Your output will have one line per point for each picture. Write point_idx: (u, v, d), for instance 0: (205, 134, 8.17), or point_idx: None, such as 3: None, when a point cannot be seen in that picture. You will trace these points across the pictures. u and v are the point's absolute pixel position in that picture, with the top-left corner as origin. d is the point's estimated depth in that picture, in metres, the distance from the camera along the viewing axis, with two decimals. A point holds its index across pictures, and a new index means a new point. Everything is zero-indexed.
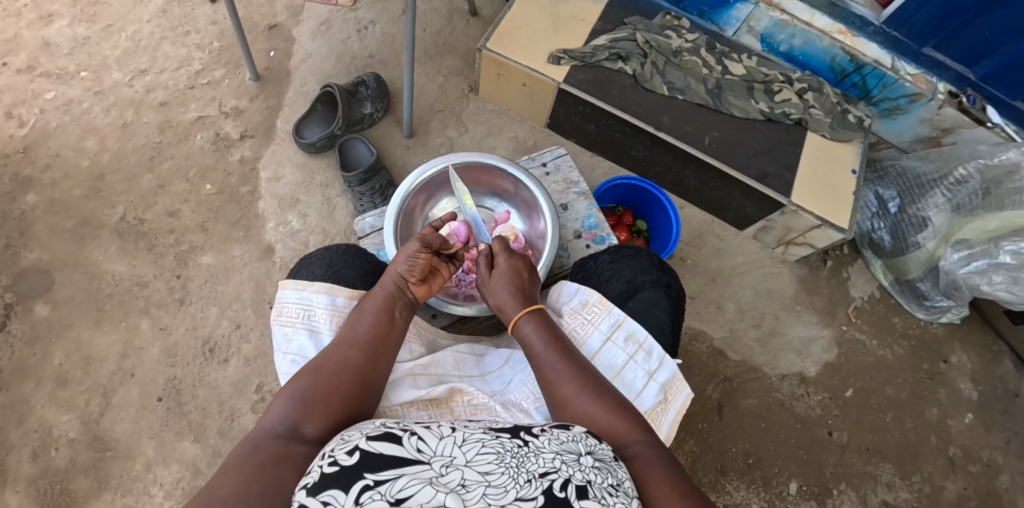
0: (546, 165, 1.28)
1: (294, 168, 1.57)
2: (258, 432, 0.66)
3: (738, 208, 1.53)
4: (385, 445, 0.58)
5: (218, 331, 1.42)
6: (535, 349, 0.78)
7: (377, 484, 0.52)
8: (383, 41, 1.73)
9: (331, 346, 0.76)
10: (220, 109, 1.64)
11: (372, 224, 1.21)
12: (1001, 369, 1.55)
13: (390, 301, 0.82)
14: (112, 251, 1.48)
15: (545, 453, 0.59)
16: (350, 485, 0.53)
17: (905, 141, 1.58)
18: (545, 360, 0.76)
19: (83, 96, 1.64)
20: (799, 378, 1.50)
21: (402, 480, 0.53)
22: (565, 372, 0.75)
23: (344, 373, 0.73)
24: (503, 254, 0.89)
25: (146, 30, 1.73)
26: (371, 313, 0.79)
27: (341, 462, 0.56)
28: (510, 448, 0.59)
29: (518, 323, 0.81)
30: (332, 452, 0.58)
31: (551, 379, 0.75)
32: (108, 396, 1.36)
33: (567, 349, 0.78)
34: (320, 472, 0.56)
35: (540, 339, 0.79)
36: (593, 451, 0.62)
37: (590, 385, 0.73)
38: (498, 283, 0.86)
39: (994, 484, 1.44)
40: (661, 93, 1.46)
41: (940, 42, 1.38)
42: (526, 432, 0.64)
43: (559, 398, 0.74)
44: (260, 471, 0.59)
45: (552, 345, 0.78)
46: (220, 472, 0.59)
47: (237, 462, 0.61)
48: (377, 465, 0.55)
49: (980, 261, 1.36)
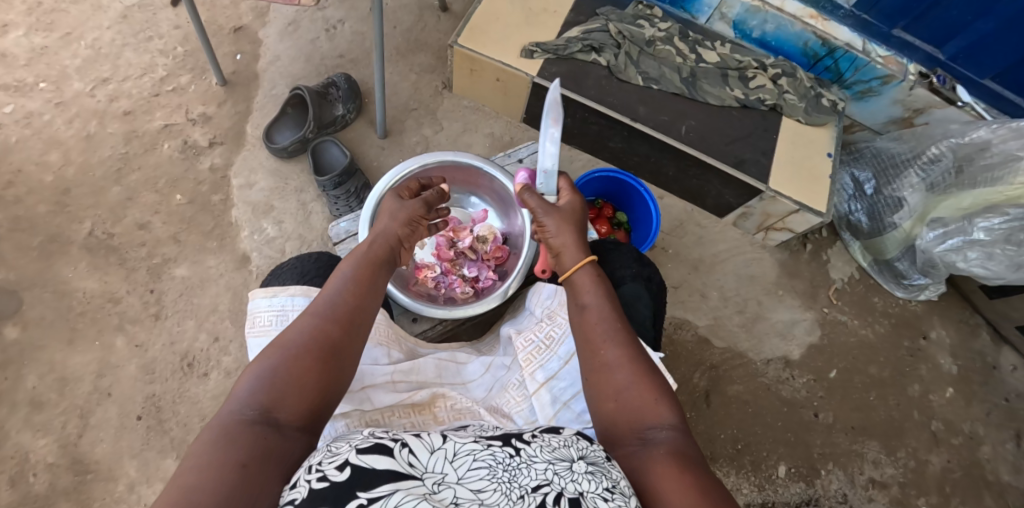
0: (523, 161, 1.27)
1: (267, 174, 1.53)
2: (225, 416, 0.61)
3: (717, 196, 1.53)
4: (376, 458, 0.55)
5: (197, 345, 1.38)
6: (588, 307, 0.77)
7: (371, 503, 0.51)
8: (353, 40, 1.69)
9: (309, 314, 0.72)
10: (187, 116, 1.59)
11: (347, 229, 1.17)
12: (978, 342, 1.58)
13: (380, 264, 0.83)
14: (82, 267, 1.44)
15: (538, 464, 0.59)
16: (343, 504, 0.51)
17: (878, 123, 1.59)
18: (596, 320, 0.75)
19: (44, 108, 1.59)
20: (783, 362, 1.51)
21: (396, 497, 0.51)
22: (616, 337, 0.73)
23: (321, 349, 0.68)
24: (571, 193, 0.92)
25: (106, 36, 1.68)
26: (348, 276, 0.78)
27: (332, 477, 0.53)
28: (501, 460, 0.59)
29: (578, 269, 0.82)
30: (321, 466, 0.55)
31: (598, 341, 0.74)
32: (86, 417, 1.32)
33: (620, 318, 0.76)
34: (308, 487, 0.53)
35: (595, 291, 0.79)
36: (586, 455, 0.61)
37: (635, 357, 0.71)
38: (558, 221, 0.87)
39: (977, 455, 1.47)
40: (636, 83, 1.45)
41: (909, 23, 1.39)
42: (517, 439, 0.63)
43: (603, 363, 0.72)
44: (241, 474, 0.55)
45: (605, 308, 0.77)
46: (193, 470, 0.54)
47: (209, 453, 0.56)
48: (370, 481, 0.53)
49: (955, 239, 1.38)
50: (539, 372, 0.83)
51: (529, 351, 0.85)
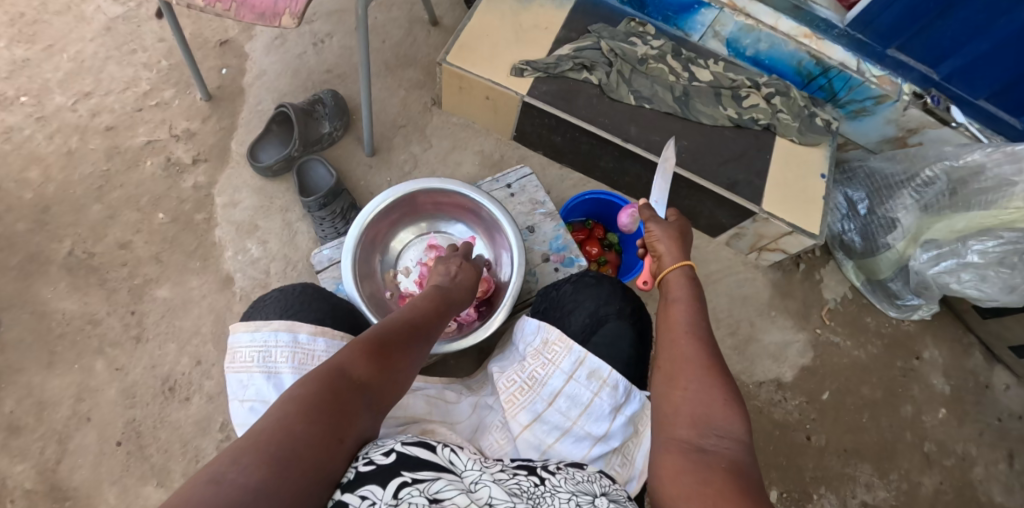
0: (511, 186, 1.25)
1: (252, 193, 1.51)
2: (336, 368, 0.61)
3: (709, 216, 1.51)
4: (420, 451, 0.60)
5: (178, 369, 1.36)
6: (678, 306, 0.75)
7: (415, 482, 0.55)
8: (340, 55, 1.66)
9: (409, 317, 0.74)
10: (170, 132, 1.56)
11: (331, 256, 1.15)
12: (971, 362, 1.56)
13: (450, 297, 0.85)
14: (62, 288, 1.41)
15: (562, 492, 0.61)
16: (388, 481, 0.55)
17: (872, 142, 1.58)
18: (684, 314, 0.74)
19: (24, 123, 1.55)
20: (776, 384, 1.50)
21: (438, 483, 0.56)
22: (699, 336, 0.71)
23: (416, 358, 0.71)
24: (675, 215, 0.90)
25: (89, 49, 1.64)
26: (438, 304, 0.80)
27: (377, 460, 0.57)
28: (526, 487, 0.61)
29: (674, 269, 0.80)
30: (366, 453, 0.59)
31: (682, 335, 0.72)
32: (64, 443, 1.29)
33: (704, 321, 0.73)
34: (356, 470, 0.56)
35: (682, 292, 0.77)
36: (608, 492, 0.63)
37: (715, 362, 0.68)
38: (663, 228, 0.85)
39: (969, 476, 1.46)
40: (628, 102, 1.43)
41: (904, 42, 1.37)
42: (543, 469, 0.66)
43: (679, 356, 0.70)
44: (338, 440, 0.56)
45: (692, 308, 0.74)
46: (305, 416, 0.55)
47: (318, 403, 0.57)
48: (414, 466, 0.57)
49: (949, 261, 1.35)
50: (522, 414, 0.81)
51: (512, 391, 0.83)
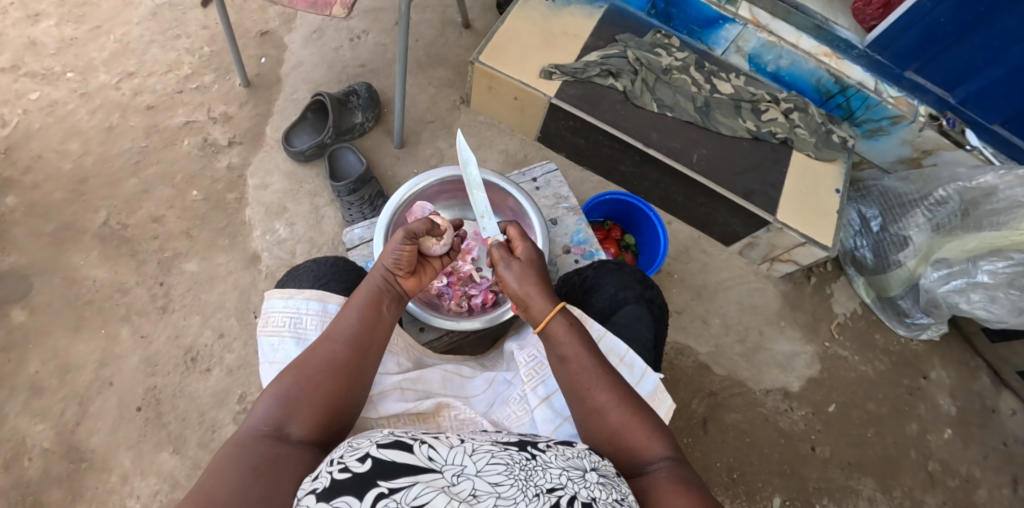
0: (536, 180, 1.29)
1: (282, 176, 1.56)
2: (244, 433, 0.66)
3: (724, 224, 1.55)
4: (398, 453, 0.58)
5: (201, 340, 1.39)
6: (572, 360, 0.77)
7: (391, 493, 0.53)
8: (375, 51, 1.73)
9: (318, 340, 0.76)
10: (208, 114, 1.62)
11: (361, 236, 1.19)
12: (978, 385, 1.58)
13: (378, 294, 0.82)
14: (94, 256, 1.46)
15: (552, 468, 0.60)
16: (365, 492, 0.54)
17: (888, 161, 1.61)
18: (582, 366, 0.76)
19: (68, 98, 1.62)
20: (783, 394, 1.51)
21: (416, 489, 0.54)
22: (601, 381, 0.74)
23: (332, 370, 0.72)
24: (522, 242, 0.87)
25: (135, 32, 1.71)
26: (357, 306, 0.79)
27: (353, 468, 0.56)
28: (518, 460, 0.61)
29: (549, 320, 0.80)
30: (343, 459, 0.59)
31: (586, 387, 0.74)
32: (85, 405, 1.33)
33: (602, 362, 0.77)
34: (330, 479, 0.56)
35: (575, 344, 0.78)
36: (597, 467, 0.64)
37: (626, 397, 0.73)
38: (519, 272, 0.84)
39: (972, 498, 1.46)
40: (650, 110, 1.48)
41: (921, 65, 1.42)
42: (533, 446, 0.65)
43: (593, 408, 0.73)
44: (257, 475, 0.60)
45: (586, 352, 0.77)
46: (212, 477, 0.60)
47: (230, 463, 0.62)
48: (392, 473, 0.56)
49: (958, 280, 1.39)
50: (540, 388, 0.85)
51: (531, 366, 0.87)
